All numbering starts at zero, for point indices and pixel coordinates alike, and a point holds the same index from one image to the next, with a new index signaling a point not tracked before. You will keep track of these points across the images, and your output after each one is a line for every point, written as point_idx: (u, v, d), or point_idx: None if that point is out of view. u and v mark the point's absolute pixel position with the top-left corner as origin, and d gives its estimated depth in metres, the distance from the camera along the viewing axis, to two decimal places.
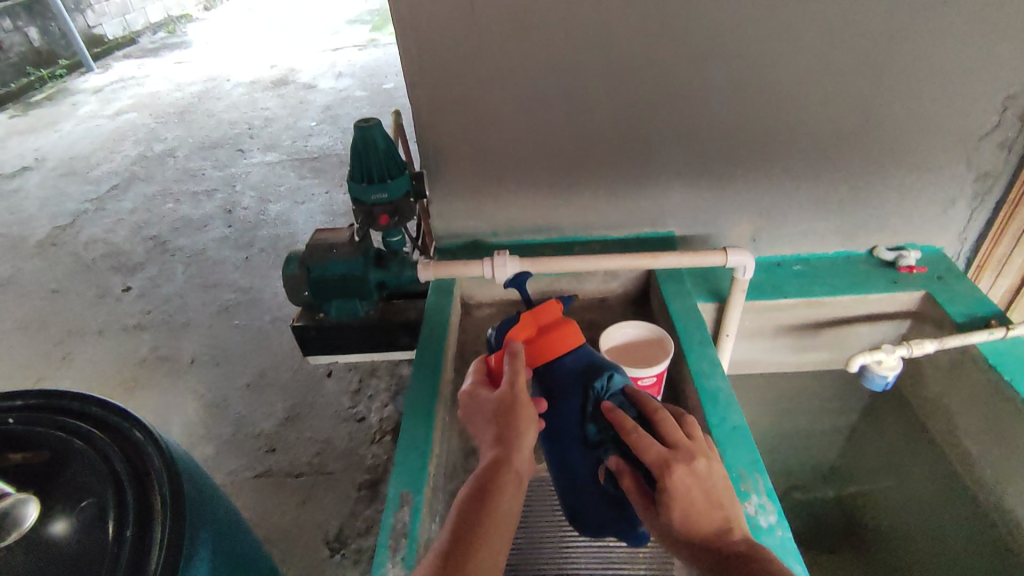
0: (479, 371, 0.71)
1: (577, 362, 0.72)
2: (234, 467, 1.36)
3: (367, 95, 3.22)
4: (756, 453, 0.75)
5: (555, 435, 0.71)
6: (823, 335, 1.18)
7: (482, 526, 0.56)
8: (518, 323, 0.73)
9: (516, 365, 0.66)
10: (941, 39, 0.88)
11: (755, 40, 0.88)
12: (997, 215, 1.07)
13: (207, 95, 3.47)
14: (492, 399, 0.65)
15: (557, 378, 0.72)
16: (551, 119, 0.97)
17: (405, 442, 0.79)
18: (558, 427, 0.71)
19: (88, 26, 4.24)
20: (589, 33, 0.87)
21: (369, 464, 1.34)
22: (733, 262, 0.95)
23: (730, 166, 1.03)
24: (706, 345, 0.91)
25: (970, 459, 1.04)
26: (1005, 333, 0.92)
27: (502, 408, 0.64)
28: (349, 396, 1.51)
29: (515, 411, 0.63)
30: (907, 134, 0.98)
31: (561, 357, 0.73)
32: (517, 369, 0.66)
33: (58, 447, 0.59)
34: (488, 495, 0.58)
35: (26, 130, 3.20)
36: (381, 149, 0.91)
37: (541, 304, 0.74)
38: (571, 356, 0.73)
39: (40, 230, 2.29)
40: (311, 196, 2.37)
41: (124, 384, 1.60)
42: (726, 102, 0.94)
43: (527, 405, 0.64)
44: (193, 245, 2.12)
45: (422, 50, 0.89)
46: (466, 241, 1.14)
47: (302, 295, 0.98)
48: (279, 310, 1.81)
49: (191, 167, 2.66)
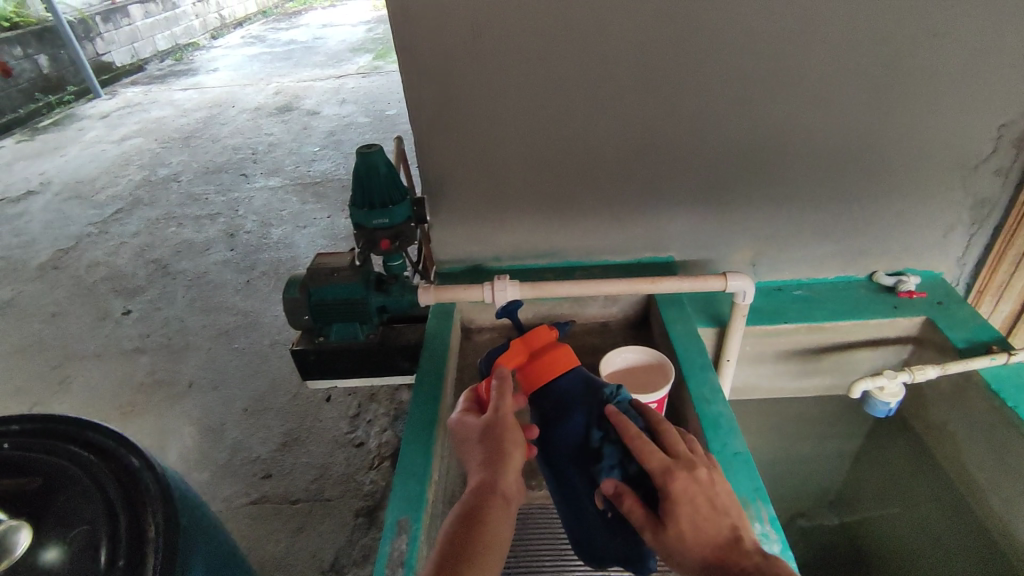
0: (470, 397, 0.71)
1: (569, 386, 0.72)
2: (230, 493, 1.35)
3: (370, 121, 3.27)
4: (758, 480, 0.74)
5: (552, 459, 0.71)
6: (825, 360, 1.17)
7: (472, 548, 0.56)
8: (510, 349, 0.74)
9: (502, 391, 0.66)
10: (934, 69, 0.89)
11: (752, 69, 0.89)
12: (995, 241, 1.08)
13: (212, 121, 3.52)
14: (479, 424, 0.64)
15: (551, 402, 0.71)
16: (552, 146, 0.98)
17: (404, 468, 0.78)
18: (554, 450, 0.71)
19: (96, 53, 4.32)
20: (590, 63, 0.89)
21: (367, 490, 1.32)
22: (733, 287, 0.95)
23: (729, 192, 1.03)
24: (706, 370, 0.91)
25: (976, 487, 1.03)
26: (1007, 358, 0.92)
27: (488, 433, 0.63)
28: (347, 421, 1.50)
29: (502, 437, 0.62)
30: (904, 162, 0.99)
31: (554, 382, 0.72)
32: (504, 396, 0.65)
33: (52, 473, 0.59)
34: (477, 519, 0.58)
35: (33, 155, 3.24)
36: (383, 175, 0.92)
37: (531, 330, 0.75)
38: (564, 380, 0.72)
39: (42, 252, 2.30)
40: (313, 220, 2.39)
41: (121, 408, 1.59)
42: (724, 129, 0.96)
43: (513, 432, 0.63)
44: (195, 268, 2.13)
45: (425, 79, 0.91)
46: (466, 265, 1.15)
47: (302, 319, 0.99)
48: (279, 334, 1.81)
49: (195, 191, 2.68)
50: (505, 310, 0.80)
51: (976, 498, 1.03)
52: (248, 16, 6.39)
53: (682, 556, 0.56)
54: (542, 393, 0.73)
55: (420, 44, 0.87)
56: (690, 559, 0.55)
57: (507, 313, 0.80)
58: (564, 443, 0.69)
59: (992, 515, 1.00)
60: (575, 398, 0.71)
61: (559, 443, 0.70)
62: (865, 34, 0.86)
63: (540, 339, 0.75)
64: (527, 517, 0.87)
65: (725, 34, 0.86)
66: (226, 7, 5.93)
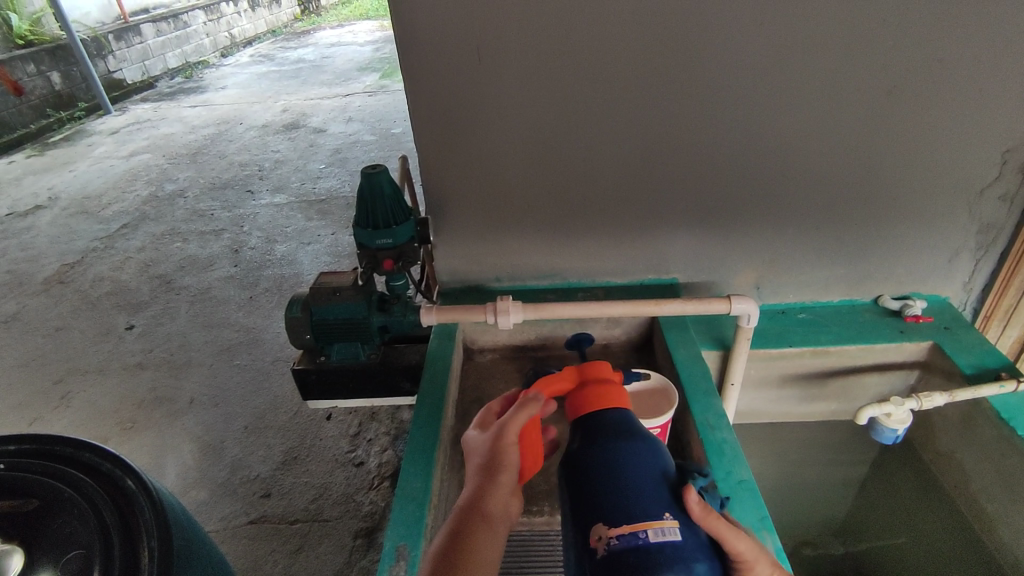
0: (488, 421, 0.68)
1: (613, 422, 0.65)
2: (227, 512, 1.33)
3: (376, 139, 3.30)
4: (764, 510, 0.72)
5: (569, 481, 0.62)
6: (830, 384, 1.16)
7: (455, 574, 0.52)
8: (560, 373, 0.70)
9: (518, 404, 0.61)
10: (937, 95, 0.89)
11: (755, 93, 0.90)
12: (1001, 266, 1.08)
13: (219, 137, 3.56)
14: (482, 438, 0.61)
15: (590, 430, 0.65)
16: (556, 167, 0.98)
17: (403, 493, 0.77)
18: (577, 469, 0.62)
19: (108, 70, 4.40)
20: (594, 86, 0.90)
21: (366, 511, 1.31)
22: (737, 310, 0.94)
23: (733, 216, 1.03)
24: (711, 395, 0.89)
25: (986, 517, 1.01)
26: (1016, 386, 0.90)
27: (489, 449, 0.60)
28: (348, 440, 1.49)
29: (499, 456, 0.59)
30: (908, 187, 0.99)
31: (596, 416, 0.66)
32: (516, 411, 0.60)
33: (46, 495, 0.58)
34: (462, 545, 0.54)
35: (42, 170, 3.27)
36: (387, 196, 0.92)
37: (592, 362, 0.71)
38: (608, 417, 0.66)
39: (47, 267, 2.31)
40: (317, 237, 2.40)
41: (120, 425, 1.58)
42: (727, 153, 0.96)
43: (509, 450, 0.59)
44: (198, 284, 2.14)
45: (431, 100, 0.91)
46: (469, 285, 1.15)
47: (304, 338, 0.99)
48: (281, 351, 1.80)
49: (201, 207, 2.70)
50: (574, 339, 0.86)
51: (986, 528, 1.01)
52: (258, 35, 6.49)
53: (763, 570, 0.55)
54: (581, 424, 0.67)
55: (426, 66, 0.88)
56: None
57: (574, 344, 0.85)
58: (593, 464, 0.61)
59: (1002, 546, 0.98)
60: (619, 430, 0.64)
61: (585, 462, 0.62)
62: (868, 60, 0.86)
63: (598, 373, 0.70)
64: (528, 544, 0.85)
65: (729, 58, 0.87)
66: (236, 27, 6.03)
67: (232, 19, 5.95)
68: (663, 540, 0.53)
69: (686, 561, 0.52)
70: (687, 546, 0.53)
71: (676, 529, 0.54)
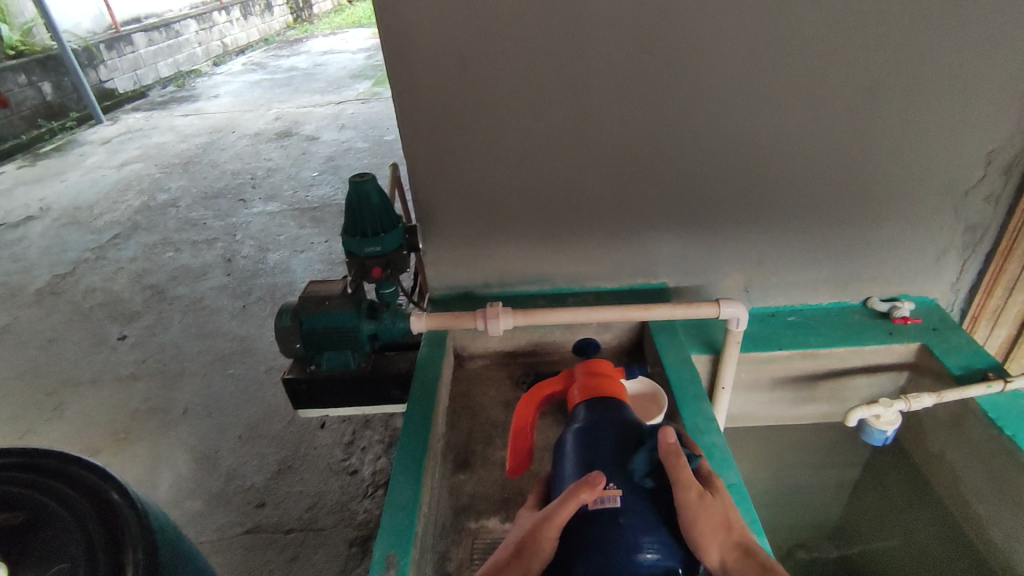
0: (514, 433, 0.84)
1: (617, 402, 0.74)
2: (221, 523, 1.32)
3: (369, 146, 3.31)
4: (753, 514, 0.72)
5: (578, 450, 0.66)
6: (821, 386, 1.16)
7: None
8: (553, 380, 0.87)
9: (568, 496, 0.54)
10: (920, 100, 0.90)
11: (739, 99, 0.91)
12: (987, 267, 1.08)
13: (212, 146, 3.55)
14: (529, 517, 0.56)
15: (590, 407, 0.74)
16: (545, 172, 0.99)
17: (392, 501, 0.77)
18: (585, 440, 0.67)
19: (100, 80, 4.39)
20: (580, 94, 0.90)
21: (361, 519, 1.31)
22: (726, 314, 0.94)
23: (721, 219, 1.04)
24: (700, 399, 0.90)
25: (976, 517, 1.02)
26: (1003, 386, 0.90)
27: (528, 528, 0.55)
28: (341, 448, 1.48)
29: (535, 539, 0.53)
30: (894, 190, 1.00)
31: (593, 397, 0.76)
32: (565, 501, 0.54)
33: (34, 508, 0.58)
34: None
35: (33, 181, 3.26)
36: (375, 204, 0.92)
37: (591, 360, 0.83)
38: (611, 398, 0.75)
39: (39, 278, 2.30)
40: (311, 244, 2.40)
41: (113, 436, 1.57)
42: (714, 158, 0.97)
43: (546, 547, 0.53)
44: (191, 293, 2.13)
45: (418, 109, 0.92)
46: (460, 292, 1.15)
47: (293, 347, 0.99)
48: (274, 360, 1.80)
49: (194, 216, 2.69)
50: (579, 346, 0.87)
51: (976, 527, 1.02)
52: (251, 44, 6.49)
53: (713, 538, 0.54)
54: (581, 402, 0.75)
55: (413, 75, 0.88)
56: (717, 545, 0.54)
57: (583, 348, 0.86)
58: (603, 434, 0.67)
59: (994, 545, 0.98)
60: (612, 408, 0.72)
61: (595, 432, 0.68)
62: (851, 64, 0.87)
63: (597, 366, 0.81)
64: None
65: (712, 63, 0.87)
66: (229, 36, 6.03)
67: (224, 27, 5.95)
68: (601, 507, 0.57)
69: (628, 527, 0.57)
70: (636, 514, 0.58)
71: (615, 497, 0.58)
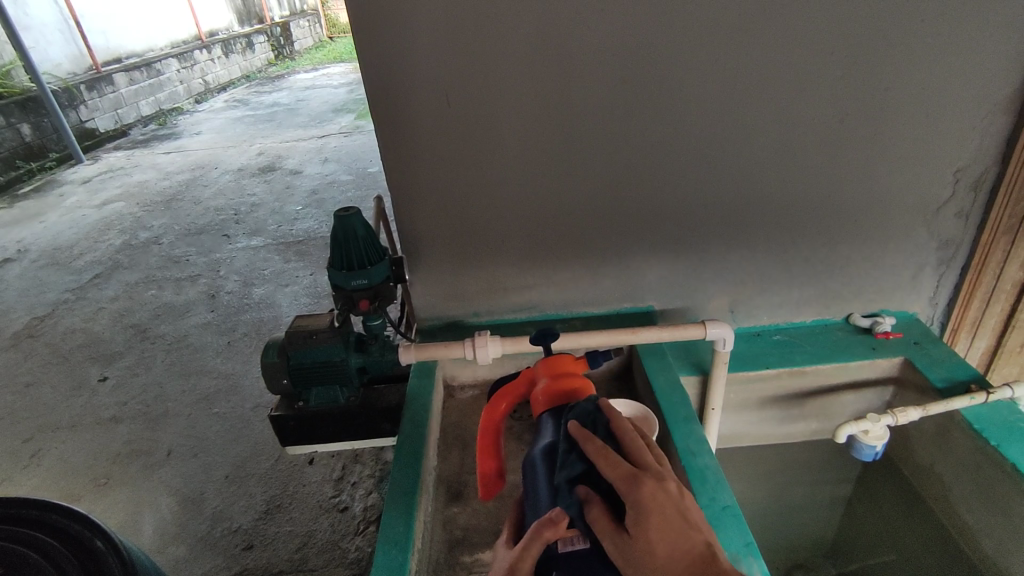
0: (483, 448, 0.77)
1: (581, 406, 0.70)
2: (207, 568, 1.28)
3: (353, 178, 3.33)
4: (749, 535, 0.72)
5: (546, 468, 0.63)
6: (808, 404, 1.18)
7: None
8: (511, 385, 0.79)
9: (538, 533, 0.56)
10: (887, 123, 0.94)
11: (715, 127, 0.93)
12: (963, 282, 1.11)
13: (194, 182, 3.54)
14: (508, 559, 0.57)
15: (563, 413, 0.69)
16: (528, 201, 1.00)
17: (386, 538, 0.76)
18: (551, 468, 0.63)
19: (81, 120, 4.37)
20: (561, 124, 0.92)
21: (352, 557, 1.28)
22: (712, 334, 0.95)
23: (703, 243, 1.06)
24: (691, 421, 0.90)
25: (966, 531, 1.02)
26: (986, 397, 0.93)
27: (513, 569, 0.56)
28: (331, 484, 1.46)
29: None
30: (868, 211, 1.03)
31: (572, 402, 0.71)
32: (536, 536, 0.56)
33: (11, 563, 0.56)
34: None
35: (12, 223, 3.22)
36: (361, 237, 0.92)
37: (557, 358, 0.77)
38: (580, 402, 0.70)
39: (17, 322, 2.25)
40: (296, 278, 2.39)
41: (94, 481, 1.53)
42: (692, 185, 0.99)
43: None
44: (175, 331, 2.11)
45: (401, 144, 0.93)
46: (448, 322, 1.15)
47: (281, 383, 0.98)
48: (260, 396, 1.77)
49: (177, 254, 2.67)
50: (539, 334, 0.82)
51: (968, 540, 1.02)
52: (233, 81, 6.52)
53: None
54: (547, 413, 0.71)
55: (396, 112, 0.90)
56: None
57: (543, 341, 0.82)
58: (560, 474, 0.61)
59: (986, 558, 0.98)
60: None
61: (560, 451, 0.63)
62: (820, 91, 0.90)
63: (558, 365, 0.76)
64: None
65: (687, 93, 0.90)
66: (210, 73, 6.06)
67: (206, 66, 5.98)
68: (569, 549, 0.59)
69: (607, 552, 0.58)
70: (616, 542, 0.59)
71: (581, 537, 0.59)
